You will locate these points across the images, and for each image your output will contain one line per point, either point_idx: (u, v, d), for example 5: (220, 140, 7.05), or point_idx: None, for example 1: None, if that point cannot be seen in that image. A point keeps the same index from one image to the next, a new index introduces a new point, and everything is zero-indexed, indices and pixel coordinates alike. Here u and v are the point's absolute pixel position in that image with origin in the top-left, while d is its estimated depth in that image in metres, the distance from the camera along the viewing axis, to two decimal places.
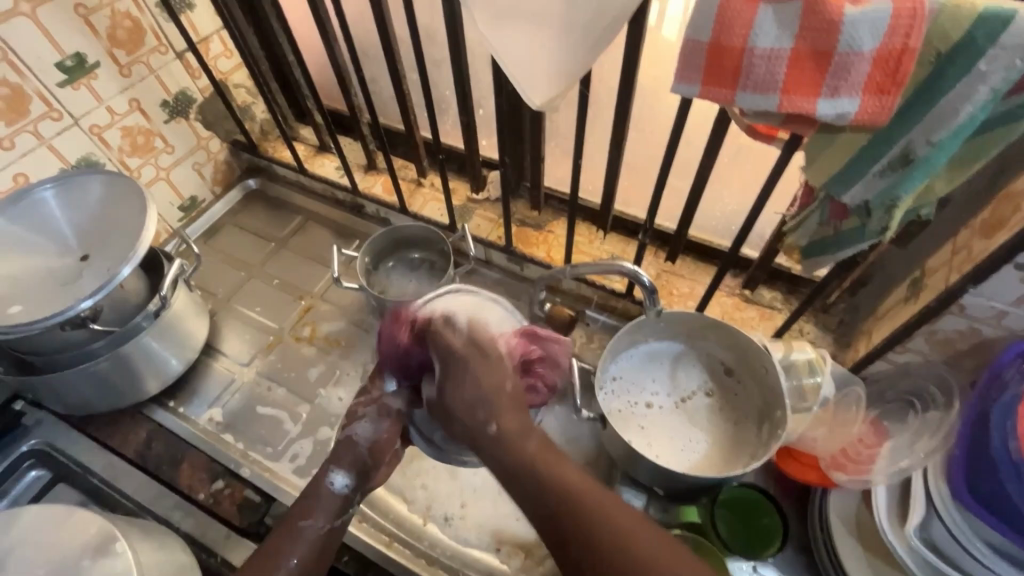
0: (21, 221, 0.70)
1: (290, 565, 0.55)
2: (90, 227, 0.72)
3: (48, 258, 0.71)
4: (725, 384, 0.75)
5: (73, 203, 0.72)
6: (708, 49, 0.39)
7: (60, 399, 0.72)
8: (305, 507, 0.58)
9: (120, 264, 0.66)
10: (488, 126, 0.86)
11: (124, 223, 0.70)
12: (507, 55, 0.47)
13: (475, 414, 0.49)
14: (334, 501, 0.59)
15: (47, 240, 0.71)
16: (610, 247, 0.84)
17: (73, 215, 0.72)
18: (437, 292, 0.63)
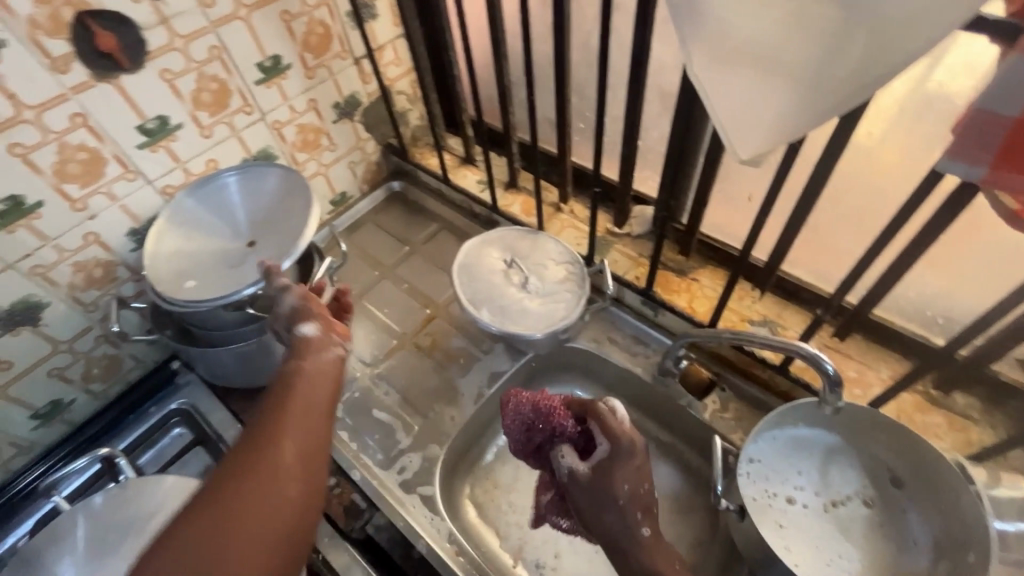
0: (205, 201, 0.77)
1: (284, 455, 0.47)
2: (259, 215, 0.77)
3: (220, 239, 0.76)
4: (891, 497, 0.63)
5: (248, 189, 0.78)
6: (1011, 124, 0.32)
7: (210, 368, 0.78)
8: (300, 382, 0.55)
9: (281, 256, 0.70)
10: (645, 159, 0.81)
11: (290, 214, 0.75)
12: (722, 100, 0.42)
13: (633, 516, 0.53)
14: (311, 346, 0.59)
15: (220, 220, 0.77)
16: (764, 310, 0.75)
17: (249, 201, 0.78)
18: (458, 281, 0.80)
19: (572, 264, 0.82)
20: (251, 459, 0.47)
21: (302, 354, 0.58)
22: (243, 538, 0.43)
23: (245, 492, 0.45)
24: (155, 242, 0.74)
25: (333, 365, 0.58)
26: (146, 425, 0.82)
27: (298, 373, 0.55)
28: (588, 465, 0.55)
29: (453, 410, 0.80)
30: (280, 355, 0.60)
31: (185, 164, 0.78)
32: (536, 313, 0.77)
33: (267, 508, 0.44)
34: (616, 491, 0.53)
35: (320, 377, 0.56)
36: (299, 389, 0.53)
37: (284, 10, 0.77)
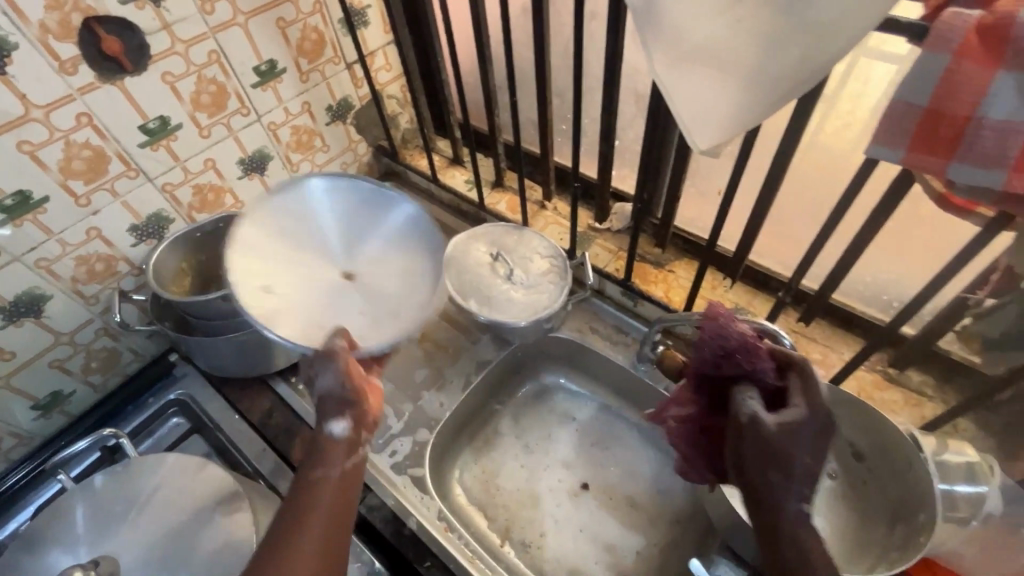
0: (295, 209, 0.71)
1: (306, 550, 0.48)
2: (363, 251, 0.72)
3: (312, 261, 0.70)
4: (852, 469, 0.67)
5: (353, 222, 0.73)
6: (924, 113, 0.35)
7: (207, 358, 0.81)
8: (311, 475, 0.53)
9: (406, 314, 0.66)
10: (622, 157, 0.86)
11: (409, 257, 0.72)
12: (681, 97, 0.46)
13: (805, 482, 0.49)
14: (337, 446, 0.54)
15: (337, 247, 0.72)
16: (735, 297, 0.80)
17: (361, 235, 0.73)
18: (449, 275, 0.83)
19: (555, 258, 0.85)
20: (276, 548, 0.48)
21: (321, 462, 0.53)
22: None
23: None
24: (238, 238, 0.66)
25: (342, 446, 0.55)
26: (144, 415, 0.85)
27: (315, 488, 0.52)
28: (776, 417, 0.50)
29: (442, 397, 0.84)
30: (307, 459, 0.54)
31: (184, 163, 0.81)
32: (519, 303, 0.81)
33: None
34: (796, 459, 0.49)
35: (352, 449, 0.55)
36: (327, 470, 0.53)
37: (280, 18, 0.81)
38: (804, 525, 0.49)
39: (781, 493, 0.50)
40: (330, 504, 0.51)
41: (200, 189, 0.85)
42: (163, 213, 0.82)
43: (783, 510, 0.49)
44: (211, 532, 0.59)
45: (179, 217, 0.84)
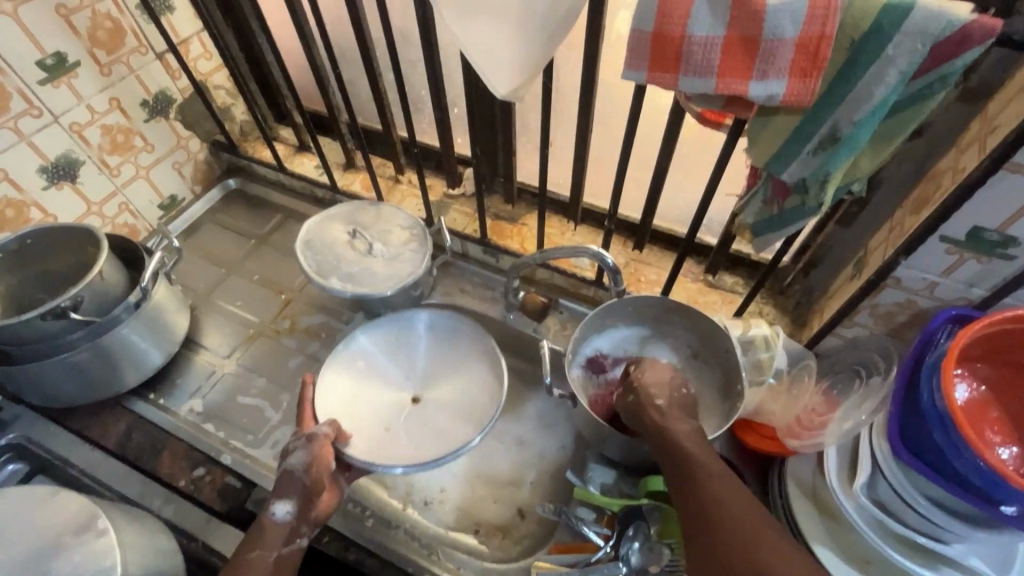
0: (377, 341, 0.80)
1: None
2: (437, 376, 0.79)
3: (390, 388, 0.78)
4: (689, 365, 0.78)
5: (439, 349, 0.81)
6: (652, 37, 0.43)
7: (38, 390, 0.73)
8: (252, 541, 0.58)
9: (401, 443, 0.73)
10: (462, 124, 0.90)
11: (472, 382, 0.78)
12: (473, 47, 0.51)
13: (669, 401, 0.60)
14: (279, 530, 0.59)
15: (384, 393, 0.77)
16: (581, 238, 0.88)
17: (403, 353, 0.81)
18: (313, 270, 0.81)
19: (413, 228, 0.87)
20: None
21: (258, 542, 0.58)
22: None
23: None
24: (325, 382, 0.74)
25: (287, 528, 0.60)
26: None
27: (249, 559, 0.57)
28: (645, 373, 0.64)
29: None
30: (246, 538, 0.59)
31: None
32: (379, 274, 0.82)
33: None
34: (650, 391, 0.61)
35: (287, 541, 0.59)
36: (261, 551, 0.58)
37: (59, 5, 0.73)
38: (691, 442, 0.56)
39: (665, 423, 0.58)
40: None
41: None
42: None
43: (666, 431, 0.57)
44: (63, 557, 0.53)
45: None
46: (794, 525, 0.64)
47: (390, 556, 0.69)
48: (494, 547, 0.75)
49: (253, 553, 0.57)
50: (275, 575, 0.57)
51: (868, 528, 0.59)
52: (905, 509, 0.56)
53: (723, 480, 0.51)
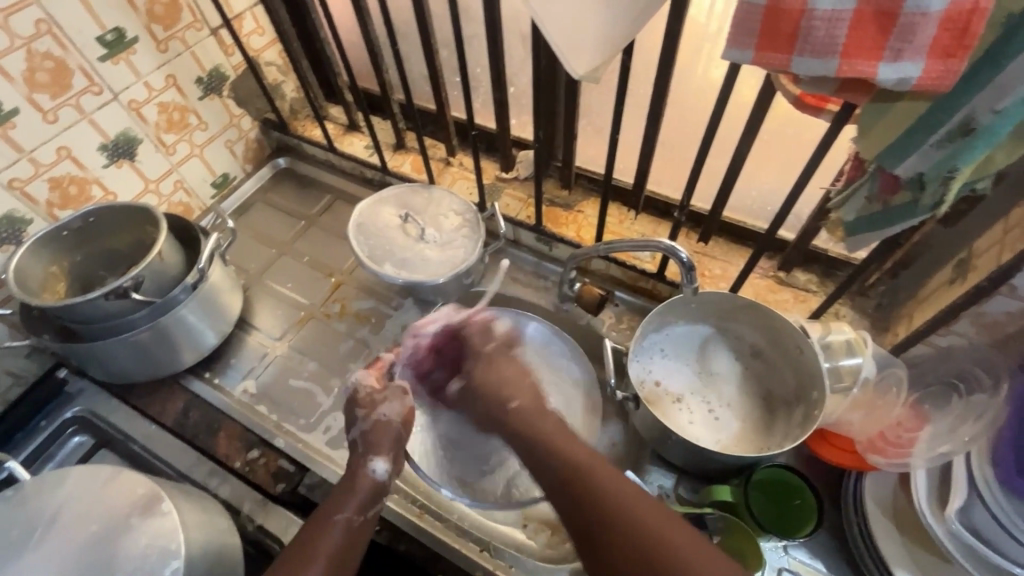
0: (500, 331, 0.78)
1: None
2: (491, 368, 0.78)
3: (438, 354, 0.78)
4: (754, 367, 0.74)
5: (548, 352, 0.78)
6: (765, 11, 0.38)
7: (101, 367, 0.74)
8: (341, 496, 0.59)
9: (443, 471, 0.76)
10: (519, 103, 0.85)
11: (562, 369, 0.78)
12: (553, 22, 0.47)
13: (501, 394, 0.65)
14: (370, 484, 0.61)
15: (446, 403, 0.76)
16: (641, 228, 0.84)
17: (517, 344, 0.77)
18: (372, 263, 0.78)
19: (466, 214, 0.84)
20: (314, 527, 0.57)
21: (348, 491, 0.60)
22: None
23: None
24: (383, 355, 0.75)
25: (376, 489, 0.61)
26: (38, 439, 0.76)
27: (335, 508, 0.58)
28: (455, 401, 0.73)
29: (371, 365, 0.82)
30: (335, 489, 0.61)
31: (31, 154, 0.71)
32: (431, 261, 0.80)
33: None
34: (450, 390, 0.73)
35: (367, 505, 0.60)
36: (341, 509, 0.58)
37: None
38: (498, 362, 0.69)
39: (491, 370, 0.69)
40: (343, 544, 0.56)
41: (57, 182, 0.76)
42: (16, 214, 0.73)
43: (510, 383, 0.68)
44: (128, 539, 0.54)
45: (38, 216, 0.75)
46: (873, 546, 0.60)
47: (442, 548, 0.69)
48: (541, 543, 0.73)
49: (337, 507, 0.58)
50: (353, 538, 0.57)
51: (959, 556, 0.55)
52: (1007, 541, 0.52)
53: (507, 364, 0.69)
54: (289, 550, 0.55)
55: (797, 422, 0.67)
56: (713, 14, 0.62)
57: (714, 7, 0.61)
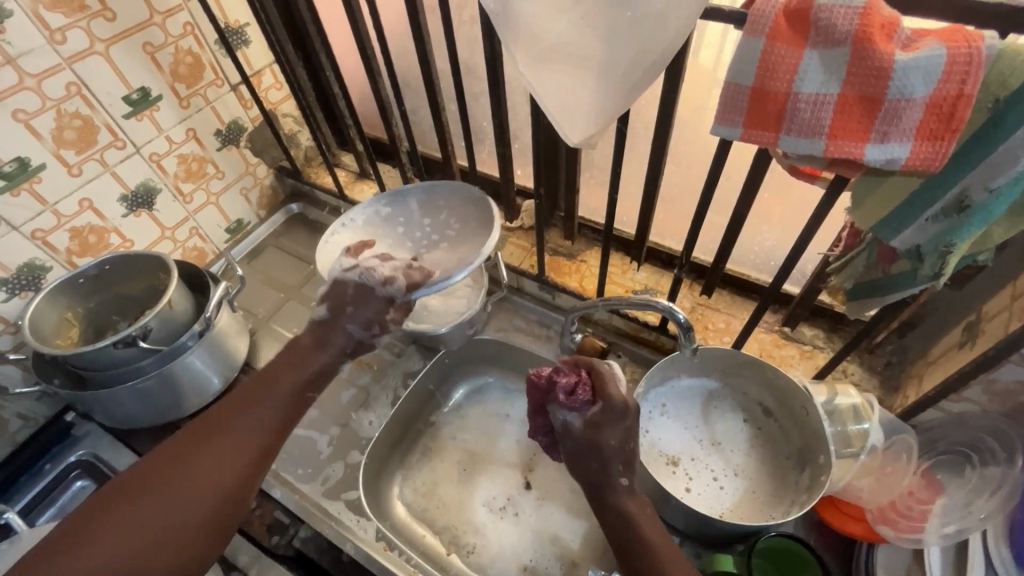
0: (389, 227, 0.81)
1: (223, 444, 0.57)
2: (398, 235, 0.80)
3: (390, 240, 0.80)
4: (764, 425, 0.73)
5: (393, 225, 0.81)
6: (751, 93, 0.39)
7: (108, 413, 0.75)
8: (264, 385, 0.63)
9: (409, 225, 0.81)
10: (523, 156, 0.87)
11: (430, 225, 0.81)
12: (548, 95, 0.48)
13: (611, 472, 0.61)
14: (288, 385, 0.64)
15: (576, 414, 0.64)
16: (644, 279, 0.84)
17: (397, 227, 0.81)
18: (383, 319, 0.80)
19: None
20: (225, 430, 0.58)
21: (261, 394, 0.63)
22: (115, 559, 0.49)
23: (186, 475, 0.55)
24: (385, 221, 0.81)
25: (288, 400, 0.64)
26: (42, 483, 0.77)
27: (240, 421, 0.60)
28: (580, 419, 0.63)
29: (371, 415, 0.82)
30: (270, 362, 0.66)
31: (54, 206, 0.75)
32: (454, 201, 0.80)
33: (147, 512, 0.52)
34: (605, 444, 0.61)
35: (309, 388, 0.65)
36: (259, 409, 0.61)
37: (146, 43, 0.77)
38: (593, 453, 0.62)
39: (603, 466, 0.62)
40: (227, 477, 0.56)
41: (78, 232, 0.79)
42: (37, 262, 0.76)
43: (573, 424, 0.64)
44: None
45: (58, 264, 0.78)
46: None
47: None
48: None
49: (234, 422, 0.59)
50: (268, 431, 0.61)
51: None
52: None
53: (609, 429, 0.62)
54: (195, 430, 0.58)
55: (806, 485, 0.65)
56: (709, 75, 0.63)
57: (710, 72, 0.62)
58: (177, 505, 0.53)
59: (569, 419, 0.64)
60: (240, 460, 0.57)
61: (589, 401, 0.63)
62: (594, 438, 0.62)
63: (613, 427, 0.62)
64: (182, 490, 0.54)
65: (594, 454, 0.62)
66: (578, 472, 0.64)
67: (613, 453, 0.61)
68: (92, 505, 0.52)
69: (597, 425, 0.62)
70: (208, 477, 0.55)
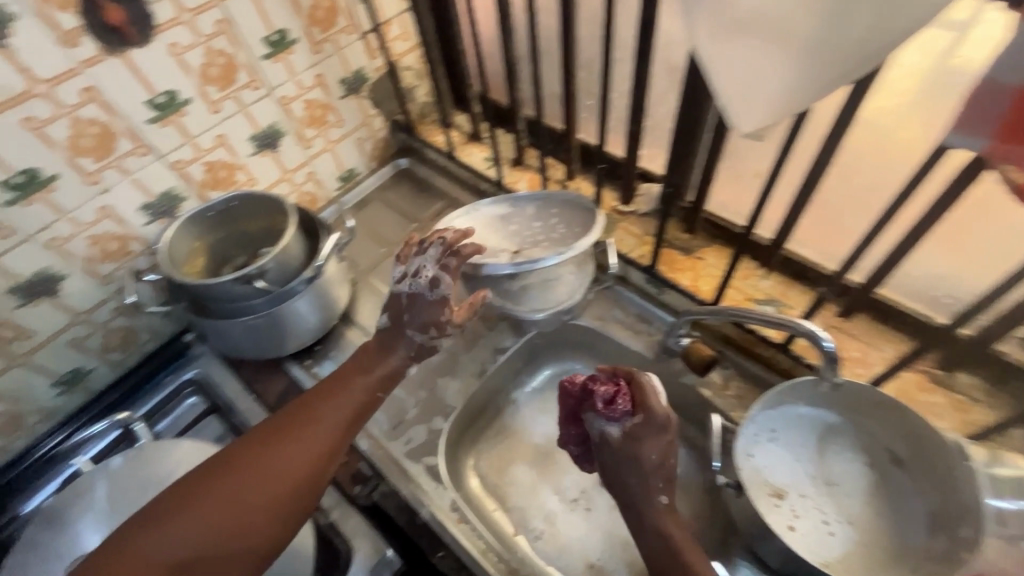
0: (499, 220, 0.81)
1: (302, 437, 0.62)
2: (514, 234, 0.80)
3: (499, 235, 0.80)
4: (891, 475, 0.64)
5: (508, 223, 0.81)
6: (1014, 98, 0.35)
7: (222, 341, 0.80)
8: (353, 376, 0.69)
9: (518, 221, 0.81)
10: (653, 135, 0.79)
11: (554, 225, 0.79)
12: (724, 74, 0.42)
13: (648, 488, 0.61)
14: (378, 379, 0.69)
15: (610, 426, 0.62)
16: (769, 288, 0.75)
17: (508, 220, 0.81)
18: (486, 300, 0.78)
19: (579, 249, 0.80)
20: (299, 425, 0.63)
21: (343, 386, 0.68)
22: (211, 532, 0.55)
23: (260, 465, 0.59)
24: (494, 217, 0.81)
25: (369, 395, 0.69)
26: (162, 394, 0.85)
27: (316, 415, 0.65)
28: (618, 429, 0.62)
29: (457, 384, 0.81)
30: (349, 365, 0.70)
31: (194, 140, 0.78)
32: (569, 207, 0.79)
33: (225, 497, 0.56)
34: (644, 458, 0.60)
35: (387, 383, 0.70)
36: (342, 403, 0.67)
37: None
38: (630, 467, 0.61)
39: (635, 479, 0.61)
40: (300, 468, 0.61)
41: (211, 166, 0.82)
42: (175, 192, 0.80)
43: (608, 436, 0.62)
44: None
45: (192, 196, 0.82)
46: None
47: None
48: None
49: (316, 419, 0.64)
50: (348, 427, 0.66)
51: None
52: None
53: (650, 442, 0.61)
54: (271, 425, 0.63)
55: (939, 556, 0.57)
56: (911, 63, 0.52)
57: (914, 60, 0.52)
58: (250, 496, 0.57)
59: (608, 431, 0.62)
60: (311, 454, 0.62)
61: (629, 413, 0.62)
62: (636, 449, 0.61)
63: (657, 443, 0.61)
64: (256, 481, 0.58)
65: (635, 468, 0.61)
66: (611, 482, 0.63)
67: (654, 468, 0.61)
68: (174, 491, 0.57)
69: (633, 439, 0.61)
70: (281, 470, 0.60)
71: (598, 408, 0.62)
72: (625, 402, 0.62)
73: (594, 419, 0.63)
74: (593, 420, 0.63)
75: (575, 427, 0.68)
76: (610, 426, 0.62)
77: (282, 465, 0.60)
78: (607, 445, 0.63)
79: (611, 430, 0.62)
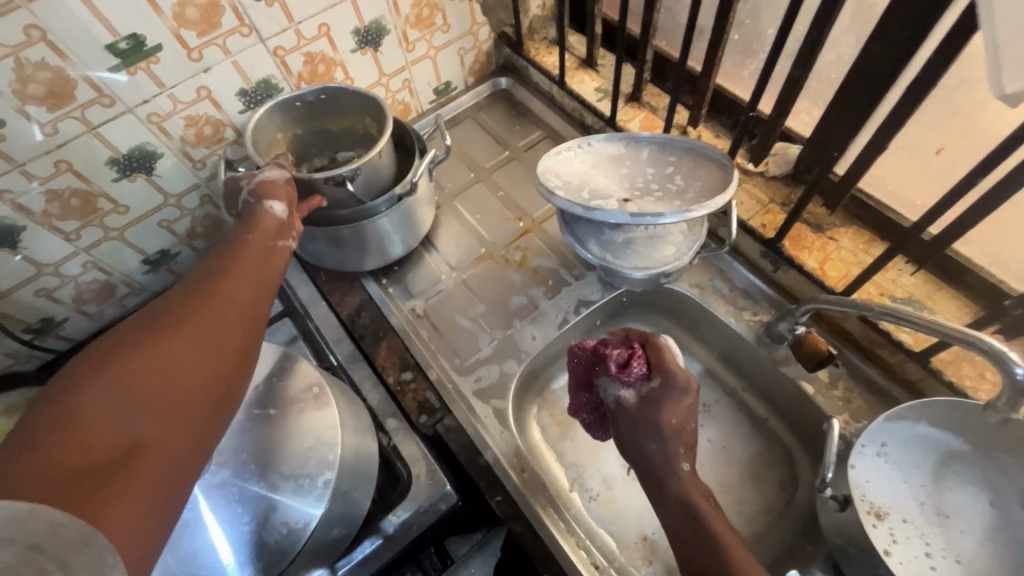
0: (610, 160, 0.73)
1: (236, 271, 0.53)
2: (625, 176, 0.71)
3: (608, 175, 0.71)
4: (1018, 520, 0.56)
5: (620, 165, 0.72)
6: None
7: (303, 246, 0.78)
8: (245, 228, 0.59)
9: (632, 164, 0.72)
10: (812, 86, 0.67)
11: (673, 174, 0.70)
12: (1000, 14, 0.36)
13: (669, 459, 0.59)
14: (272, 220, 0.60)
15: (626, 389, 0.61)
16: (912, 288, 0.65)
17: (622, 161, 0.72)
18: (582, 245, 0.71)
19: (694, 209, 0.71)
20: (190, 314, 0.48)
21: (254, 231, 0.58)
22: (146, 397, 0.41)
23: (142, 358, 0.43)
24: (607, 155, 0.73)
25: (281, 223, 0.61)
26: None
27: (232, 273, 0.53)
28: (633, 393, 0.61)
29: (534, 330, 0.77)
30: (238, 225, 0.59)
31: (298, 25, 0.72)
32: (693, 157, 0.70)
33: (93, 409, 0.39)
34: (663, 423, 0.59)
35: (281, 230, 0.60)
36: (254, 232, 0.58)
37: None
38: (642, 432, 0.60)
39: (647, 444, 0.60)
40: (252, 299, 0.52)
41: (311, 58, 0.77)
42: (272, 81, 0.75)
43: (622, 404, 0.62)
44: (297, 432, 0.57)
45: (287, 87, 0.78)
46: None
47: (555, 550, 0.63)
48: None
49: (243, 256, 0.56)
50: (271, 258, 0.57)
51: None
52: None
53: (669, 407, 0.60)
54: (113, 338, 0.45)
55: None
56: None
57: None
58: (88, 418, 0.38)
59: (624, 395, 0.61)
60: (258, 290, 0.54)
61: (644, 377, 0.61)
62: (657, 415, 0.60)
63: (678, 409, 0.60)
64: (109, 397, 0.40)
65: (654, 433, 0.59)
66: (629, 450, 0.62)
67: (672, 433, 0.59)
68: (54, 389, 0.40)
69: (650, 403, 0.60)
70: (163, 361, 0.43)
71: (612, 371, 0.60)
72: (641, 362, 0.61)
73: (612, 386, 0.62)
74: (609, 385, 0.62)
75: (587, 394, 0.65)
76: (631, 390, 0.61)
77: (240, 300, 0.51)
78: (620, 411, 0.62)
79: (627, 396, 0.62)
